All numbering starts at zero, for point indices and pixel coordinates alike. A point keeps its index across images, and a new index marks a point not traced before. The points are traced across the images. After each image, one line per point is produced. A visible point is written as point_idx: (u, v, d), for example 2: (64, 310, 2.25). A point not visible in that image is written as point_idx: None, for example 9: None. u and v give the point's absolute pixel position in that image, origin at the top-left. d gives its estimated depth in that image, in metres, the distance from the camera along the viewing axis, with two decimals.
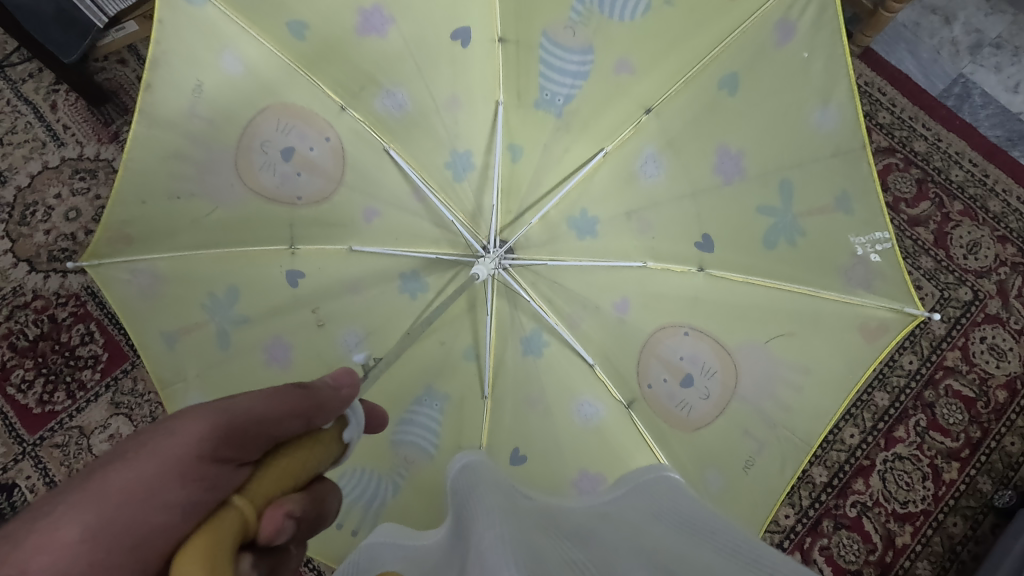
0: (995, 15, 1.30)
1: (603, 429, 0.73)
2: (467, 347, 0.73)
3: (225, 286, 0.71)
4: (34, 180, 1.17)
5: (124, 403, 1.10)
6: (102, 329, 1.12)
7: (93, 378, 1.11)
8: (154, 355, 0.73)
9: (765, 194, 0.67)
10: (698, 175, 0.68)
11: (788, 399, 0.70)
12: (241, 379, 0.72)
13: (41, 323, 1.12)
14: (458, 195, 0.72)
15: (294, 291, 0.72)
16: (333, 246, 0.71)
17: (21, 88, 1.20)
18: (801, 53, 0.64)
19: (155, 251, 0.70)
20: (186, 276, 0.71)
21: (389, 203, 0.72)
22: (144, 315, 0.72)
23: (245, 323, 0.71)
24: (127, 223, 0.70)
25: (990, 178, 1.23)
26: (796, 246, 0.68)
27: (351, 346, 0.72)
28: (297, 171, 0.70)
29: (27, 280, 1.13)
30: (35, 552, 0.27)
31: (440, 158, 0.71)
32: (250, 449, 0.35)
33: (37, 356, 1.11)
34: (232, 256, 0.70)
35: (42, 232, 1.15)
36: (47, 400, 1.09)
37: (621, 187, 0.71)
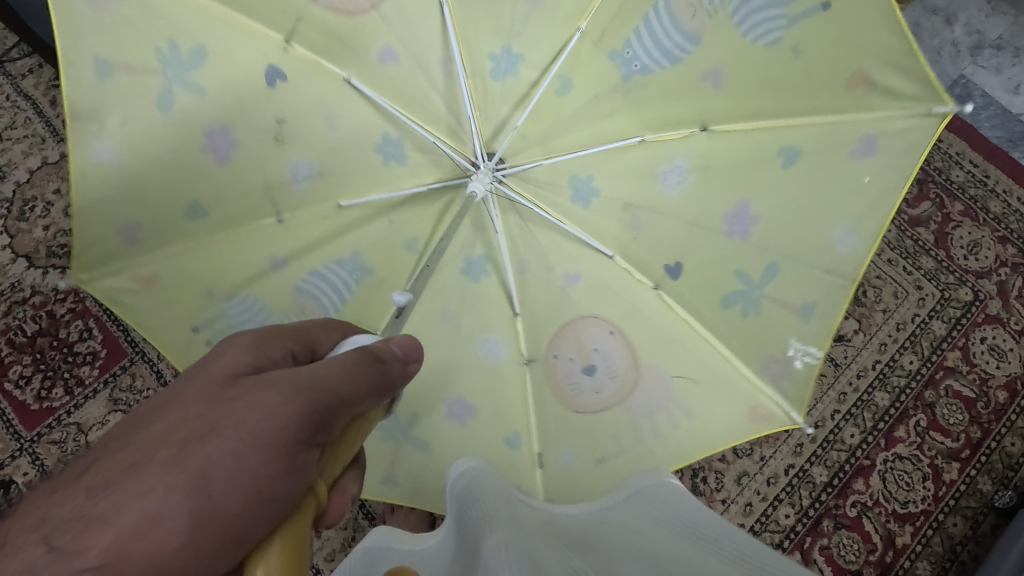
0: (996, 16, 1.30)
1: (499, 371, 0.76)
2: (410, 239, 0.74)
3: (192, 43, 0.65)
4: (33, 175, 1.17)
5: (123, 400, 1.10)
6: (101, 325, 1.12)
7: (92, 374, 1.10)
8: (78, 78, 0.65)
9: (758, 258, 0.71)
10: (709, 212, 0.70)
11: (679, 424, 0.75)
12: (173, 156, 0.69)
13: (40, 319, 1.11)
14: (487, 94, 0.71)
15: (266, 89, 0.67)
16: (328, 66, 0.67)
17: (21, 83, 1.20)
18: (866, 173, 0.66)
19: None
20: (156, 18, 0.64)
21: (411, 53, 0.68)
22: (82, 28, 0.63)
23: (197, 101, 0.67)
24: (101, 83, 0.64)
25: (990, 178, 1.24)
26: (745, 318, 0.72)
27: (297, 174, 0.71)
28: None
29: (26, 276, 1.13)
30: (153, 528, 0.34)
31: (489, 48, 0.69)
32: (334, 426, 0.42)
33: (35, 353, 1.10)
34: (209, 37, 0.65)
35: (41, 228, 1.15)
36: (45, 397, 1.09)
37: (637, 178, 0.71)
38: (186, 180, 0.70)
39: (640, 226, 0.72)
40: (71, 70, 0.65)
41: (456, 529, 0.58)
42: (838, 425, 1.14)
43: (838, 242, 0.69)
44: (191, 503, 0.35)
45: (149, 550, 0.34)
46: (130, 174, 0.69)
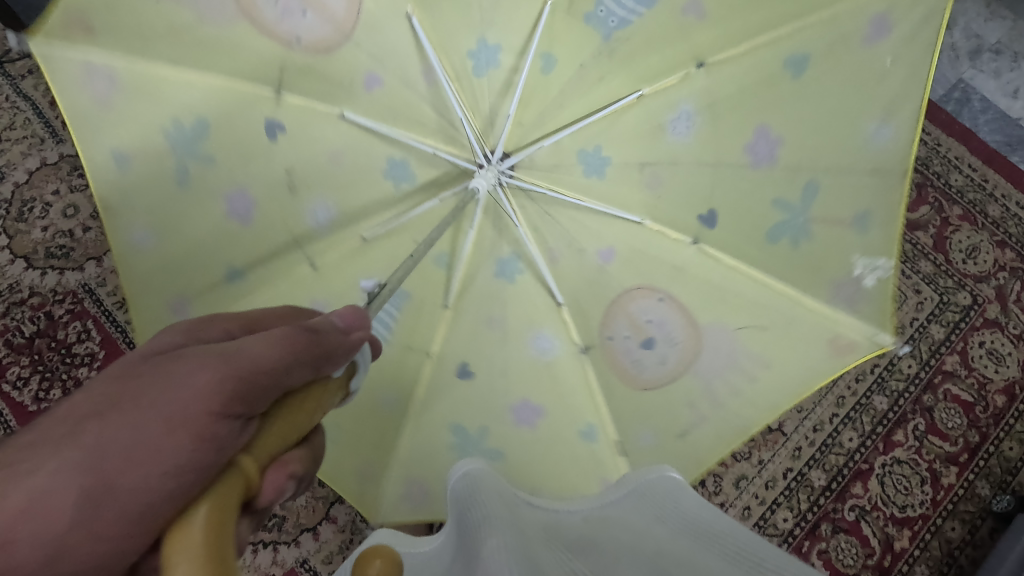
0: (995, 21, 1.30)
1: (554, 365, 0.77)
2: (441, 254, 0.76)
3: (194, 115, 0.67)
4: (32, 176, 1.17)
5: None
6: (99, 326, 1.12)
7: (89, 375, 1.10)
8: (96, 167, 0.67)
9: (787, 189, 0.68)
10: (726, 149, 0.68)
11: (739, 383, 0.73)
12: (194, 223, 0.71)
13: (38, 321, 1.11)
14: (473, 92, 0.73)
15: (271, 142, 0.70)
16: (324, 105, 0.70)
17: (20, 84, 1.20)
18: (885, 58, 0.62)
19: (116, 51, 0.64)
20: (154, 91, 0.66)
21: (394, 74, 0.70)
22: (96, 120, 0.66)
23: (209, 164, 0.69)
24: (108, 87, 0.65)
25: (989, 183, 1.24)
26: (799, 248, 0.70)
27: (320, 216, 0.73)
28: (303, 8, 0.64)
29: (24, 277, 1.13)
30: (36, 510, 0.31)
31: (465, 44, 0.70)
32: (258, 401, 0.36)
33: (33, 354, 1.10)
34: (216, 101, 0.67)
35: (40, 229, 1.15)
36: (43, 398, 1.08)
37: (644, 135, 0.70)
38: (207, 233, 0.71)
39: (661, 183, 0.71)
40: (90, 162, 0.67)
41: (454, 535, 0.57)
42: (837, 429, 1.15)
43: (872, 137, 0.65)
44: (90, 475, 0.32)
45: (46, 532, 0.31)
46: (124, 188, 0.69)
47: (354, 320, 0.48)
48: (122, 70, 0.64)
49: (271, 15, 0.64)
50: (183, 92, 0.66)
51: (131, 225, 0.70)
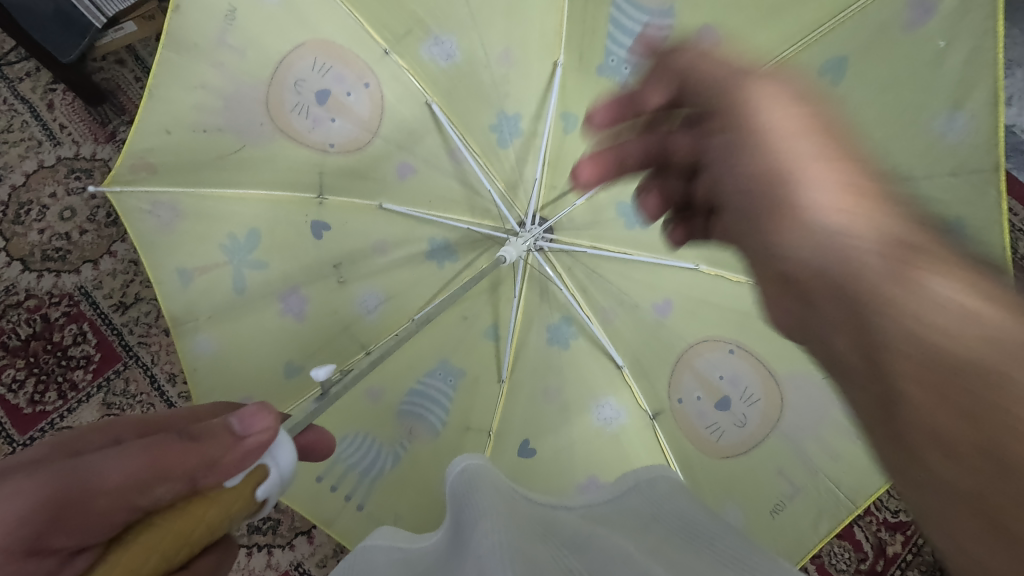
0: None
1: (618, 431, 0.80)
2: (487, 327, 0.80)
3: (246, 227, 0.72)
4: (30, 179, 1.17)
5: (116, 404, 1.11)
6: (95, 329, 1.13)
7: (85, 378, 1.10)
8: (166, 292, 0.72)
9: None
10: None
11: (834, 445, 0.69)
12: (251, 324, 0.74)
13: (34, 323, 1.11)
14: (499, 160, 0.77)
15: (317, 243, 0.74)
16: (364, 202, 0.75)
17: (18, 86, 1.20)
18: (937, 40, 0.54)
19: (175, 184, 0.70)
20: (211, 214, 0.71)
21: (426, 161, 0.76)
22: (158, 249, 0.71)
23: (260, 269, 0.73)
24: (148, 151, 0.68)
25: None
26: None
27: (368, 306, 0.77)
28: (331, 116, 0.71)
29: (20, 280, 1.13)
30: None
31: (487, 119, 0.75)
32: (90, 522, 0.36)
33: (28, 356, 1.10)
34: (262, 202, 0.72)
35: (37, 231, 1.15)
36: (38, 400, 1.09)
37: None
38: (270, 340, 0.75)
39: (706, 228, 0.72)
40: (159, 285, 0.72)
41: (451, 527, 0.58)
42: None
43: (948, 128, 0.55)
44: None
45: None
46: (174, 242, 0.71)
47: (253, 421, 0.41)
48: (183, 199, 0.70)
49: (303, 127, 0.70)
50: (234, 208, 0.71)
51: (199, 339, 0.74)
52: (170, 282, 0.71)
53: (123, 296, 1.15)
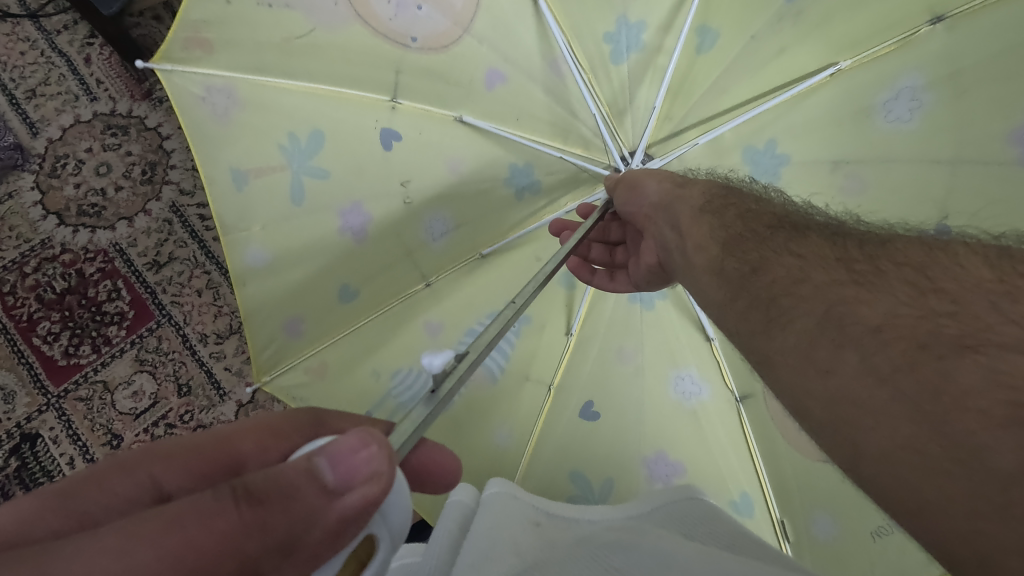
0: None
1: (698, 408, 0.79)
2: (562, 275, 0.81)
3: (308, 128, 0.71)
4: (66, 133, 1.17)
5: (148, 360, 1.11)
6: (129, 286, 1.13)
7: (118, 334, 1.11)
8: (220, 192, 0.72)
9: None
10: (977, 135, 0.59)
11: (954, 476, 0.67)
12: (310, 235, 0.75)
13: (69, 277, 1.12)
14: (608, 76, 0.74)
15: (387, 152, 0.73)
16: (439, 111, 0.73)
17: (55, 39, 1.19)
18: None
19: (230, 67, 0.68)
20: (270, 104, 0.70)
21: (515, 69, 0.72)
22: (212, 140, 0.70)
23: (320, 176, 0.73)
24: (204, 23, 0.65)
25: None
26: None
27: (435, 230, 0.77)
28: (418, 4, 0.67)
29: (56, 233, 1.13)
30: None
31: (605, 26, 0.71)
32: None
33: (63, 310, 1.11)
34: (329, 97, 0.70)
35: (72, 185, 1.15)
36: (72, 353, 1.10)
37: (857, 120, 0.65)
38: (334, 259, 0.76)
39: (861, 187, 0.65)
40: (213, 184, 0.72)
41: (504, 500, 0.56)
42: None
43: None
44: None
45: None
46: (241, 125, 0.70)
47: (355, 468, 0.34)
48: (240, 86, 0.68)
49: (383, 14, 0.67)
50: (299, 104, 0.70)
51: (253, 249, 0.75)
52: (230, 187, 0.72)
53: (157, 254, 1.15)
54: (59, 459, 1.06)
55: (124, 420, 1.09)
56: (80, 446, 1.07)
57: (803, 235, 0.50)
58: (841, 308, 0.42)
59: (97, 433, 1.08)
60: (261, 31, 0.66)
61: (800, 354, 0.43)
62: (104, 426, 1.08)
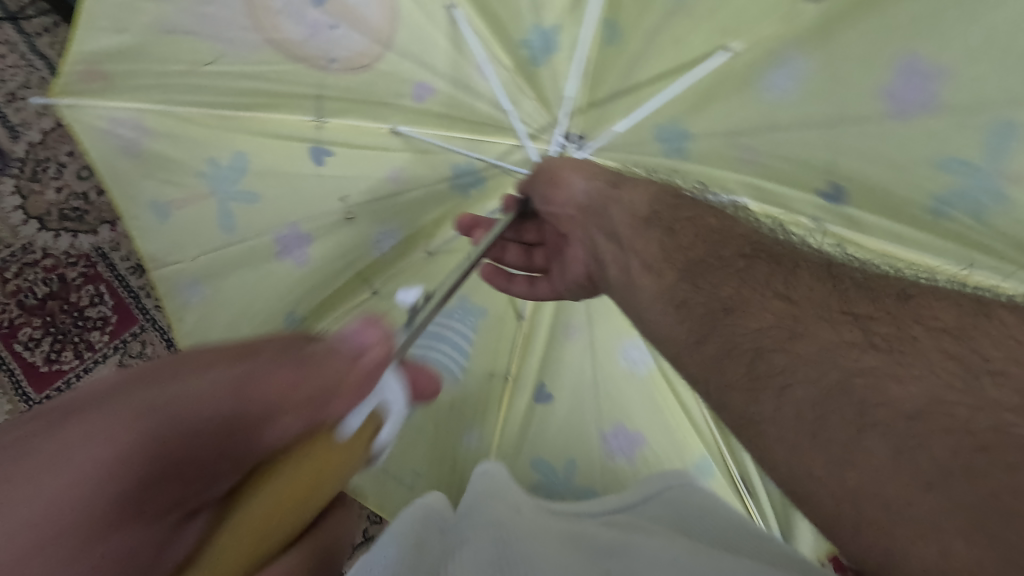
0: None
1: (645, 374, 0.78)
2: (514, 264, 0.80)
3: (230, 152, 0.72)
4: (47, 137, 1.15)
5: (133, 366, 1.10)
6: (112, 291, 1.12)
7: (101, 339, 1.10)
8: (145, 226, 0.75)
9: (956, 141, 0.55)
10: (857, 99, 0.58)
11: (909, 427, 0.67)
12: (246, 259, 0.78)
13: (51, 282, 1.10)
14: (531, 79, 0.71)
15: (319, 169, 0.74)
16: (370, 125, 0.73)
17: (36, 41, 1.18)
18: None
19: (136, 101, 0.68)
20: (185, 137, 0.71)
21: (441, 80, 0.71)
22: (127, 175, 0.72)
23: (251, 201, 0.75)
24: (103, 57, 0.65)
25: None
26: (987, 220, 0.57)
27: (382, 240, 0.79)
28: (333, 24, 0.66)
29: (37, 238, 1.12)
30: None
31: (518, 34, 0.68)
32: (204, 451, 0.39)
33: (45, 316, 1.09)
34: (252, 122, 0.71)
35: (54, 189, 1.13)
36: (54, 359, 1.08)
37: (743, 96, 0.63)
38: (268, 279, 0.79)
39: (756, 157, 0.65)
40: (137, 219, 0.75)
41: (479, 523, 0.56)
42: None
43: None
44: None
45: None
46: (154, 155, 0.71)
47: (366, 336, 0.44)
48: (147, 117, 0.69)
49: (297, 35, 0.66)
50: (219, 133, 0.71)
51: (189, 278, 0.79)
52: (163, 216, 0.75)
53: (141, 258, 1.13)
54: None
55: None
56: None
57: (794, 271, 0.51)
58: (859, 377, 0.40)
59: None
60: (167, 60, 0.66)
61: (788, 412, 0.42)
62: None
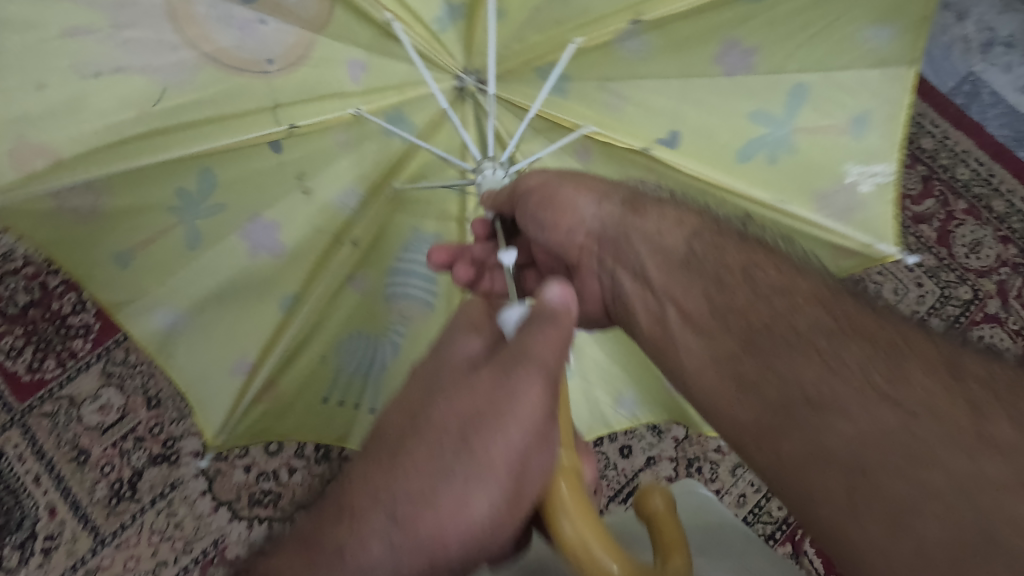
0: (1007, 15, 1.43)
1: None
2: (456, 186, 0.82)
3: (197, 170, 0.71)
4: None
5: (116, 373, 1.09)
6: (95, 298, 1.11)
7: (84, 347, 1.09)
8: (107, 276, 0.73)
9: (772, 99, 0.75)
10: (693, 64, 0.74)
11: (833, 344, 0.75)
12: (213, 274, 0.76)
13: (32, 291, 1.10)
14: (447, 44, 0.75)
15: (281, 155, 0.73)
16: (332, 115, 0.73)
17: None
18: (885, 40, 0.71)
19: (91, 168, 0.67)
20: (136, 175, 0.69)
21: (375, 55, 0.73)
22: (92, 233, 0.71)
23: (220, 211, 0.74)
24: (27, 119, 0.65)
25: (995, 177, 1.32)
26: (777, 162, 0.78)
27: (346, 201, 0.78)
28: (260, 19, 0.68)
29: (17, 246, 1.10)
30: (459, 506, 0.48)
31: (429, 11, 0.73)
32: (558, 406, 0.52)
33: (27, 324, 1.09)
34: (206, 148, 0.70)
35: None
36: (37, 368, 1.08)
37: (603, 56, 0.74)
38: (256, 286, 0.79)
39: (620, 102, 0.76)
40: (99, 267, 0.73)
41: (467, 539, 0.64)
42: None
43: (872, 40, 0.71)
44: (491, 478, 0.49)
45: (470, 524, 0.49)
46: (111, 209, 0.70)
47: (565, 299, 0.54)
48: (104, 179, 0.68)
49: (226, 41, 0.68)
50: (178, 167, 0.70)
51: (162, 312, 0.76)
52: (112, 260, 0.73)
53: None
54: (23, 477, 1.03)
55: (90, 435, 1.06)
56: (45, 463, 1.05)
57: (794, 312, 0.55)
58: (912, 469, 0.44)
59: (63, 449, 1.05)
60: (109, 108, 0.67)
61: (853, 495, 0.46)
62: (70, 442, 1.06)
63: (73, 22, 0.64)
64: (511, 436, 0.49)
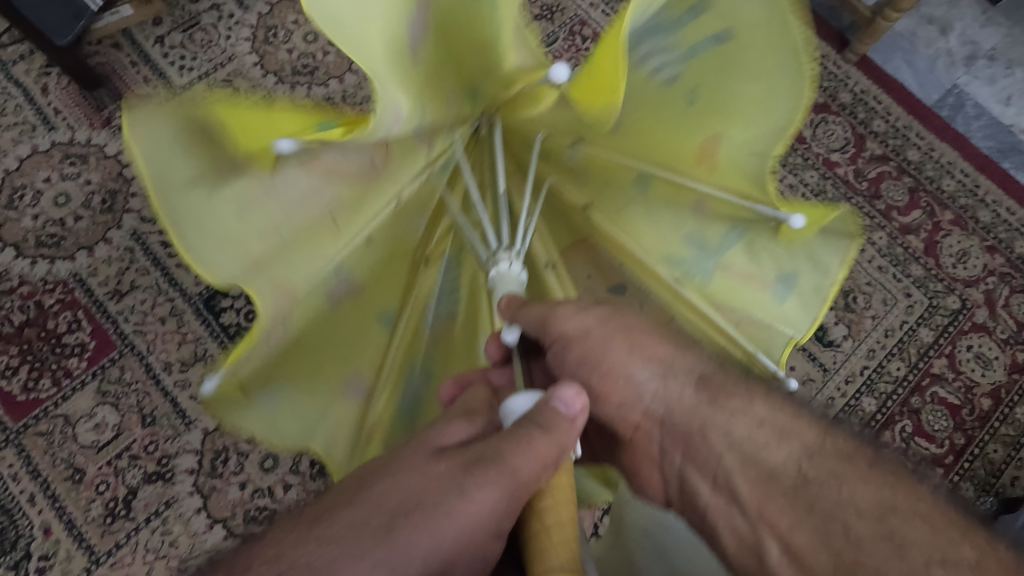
0: (989, 28, 1.46)
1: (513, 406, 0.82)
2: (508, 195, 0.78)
3: (283, 174, 0.58)
4: (23, 164, 1.18)
5: (111, 392, 1.09)
6: (90, 317, 1.12)
7: (79, 366, 1.10)
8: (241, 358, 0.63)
9: (703, 227, 0.71)
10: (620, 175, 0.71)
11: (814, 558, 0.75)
12: (338, 325, 0.73)
13: (28, 310, 1.11)
14: None
15: None
16: None
17: (12, 69, 1.22)
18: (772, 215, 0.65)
19: (236, 259, 0.60)
20: (265, 261, 0.62)
21: None
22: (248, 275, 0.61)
23: (280, 228, 0.61)
24: (183, 223, 0.56)
25: (981, 188, 1.34)
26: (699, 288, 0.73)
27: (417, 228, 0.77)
28: None
29: (14, 265, 1.13)
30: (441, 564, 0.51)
31: None
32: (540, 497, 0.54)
33: (22, 344, 1.10)
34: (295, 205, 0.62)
35: (30, 217, 1.16)
36: (32, 387, 1.08)
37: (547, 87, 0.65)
38: (353, 328, 0.75)
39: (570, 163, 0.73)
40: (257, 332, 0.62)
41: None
42: (856, 395, 1.23)
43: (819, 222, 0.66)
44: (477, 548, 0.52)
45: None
46: (259, 262, 0.62)
47: (574, 403, 0.56)
48: (252, 275, 0.61)
49: None
50: (270, 202, 0.59)
51: (264, 395, 0.69)
52: (237, 386, 0.66)
53: (118, 283, 1.13)
54: (18, 497, 1.04)
55: (86, 453, 1.07)
56: (40, 482, 1.05)
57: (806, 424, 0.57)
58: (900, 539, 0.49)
59: (58, 468, 1.06)
60: (217, 206, 0.57)
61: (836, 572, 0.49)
62: (65, 461, 1.06)
63: (224, 195, 0.57)
64: (486, 497, 0.52)
